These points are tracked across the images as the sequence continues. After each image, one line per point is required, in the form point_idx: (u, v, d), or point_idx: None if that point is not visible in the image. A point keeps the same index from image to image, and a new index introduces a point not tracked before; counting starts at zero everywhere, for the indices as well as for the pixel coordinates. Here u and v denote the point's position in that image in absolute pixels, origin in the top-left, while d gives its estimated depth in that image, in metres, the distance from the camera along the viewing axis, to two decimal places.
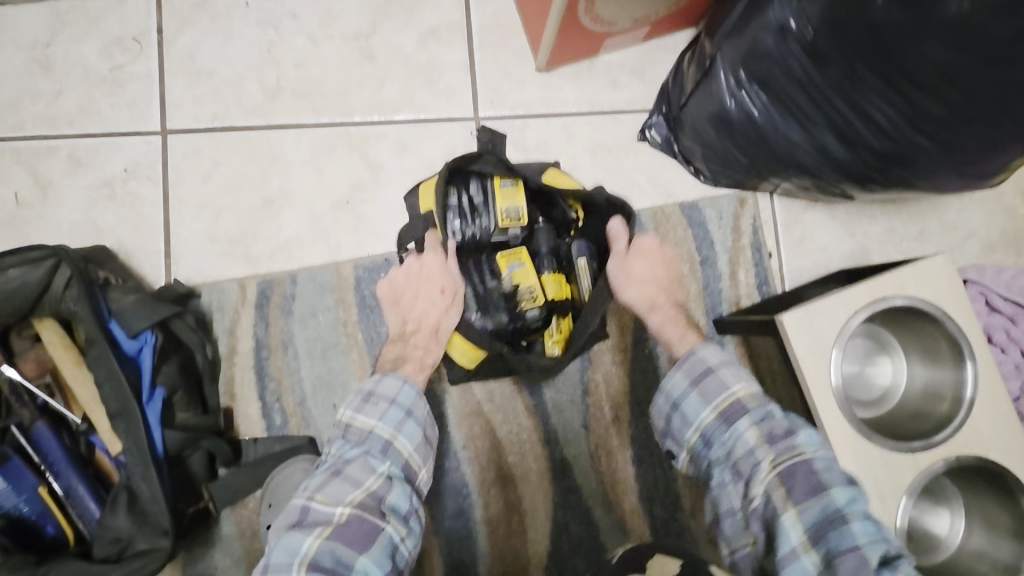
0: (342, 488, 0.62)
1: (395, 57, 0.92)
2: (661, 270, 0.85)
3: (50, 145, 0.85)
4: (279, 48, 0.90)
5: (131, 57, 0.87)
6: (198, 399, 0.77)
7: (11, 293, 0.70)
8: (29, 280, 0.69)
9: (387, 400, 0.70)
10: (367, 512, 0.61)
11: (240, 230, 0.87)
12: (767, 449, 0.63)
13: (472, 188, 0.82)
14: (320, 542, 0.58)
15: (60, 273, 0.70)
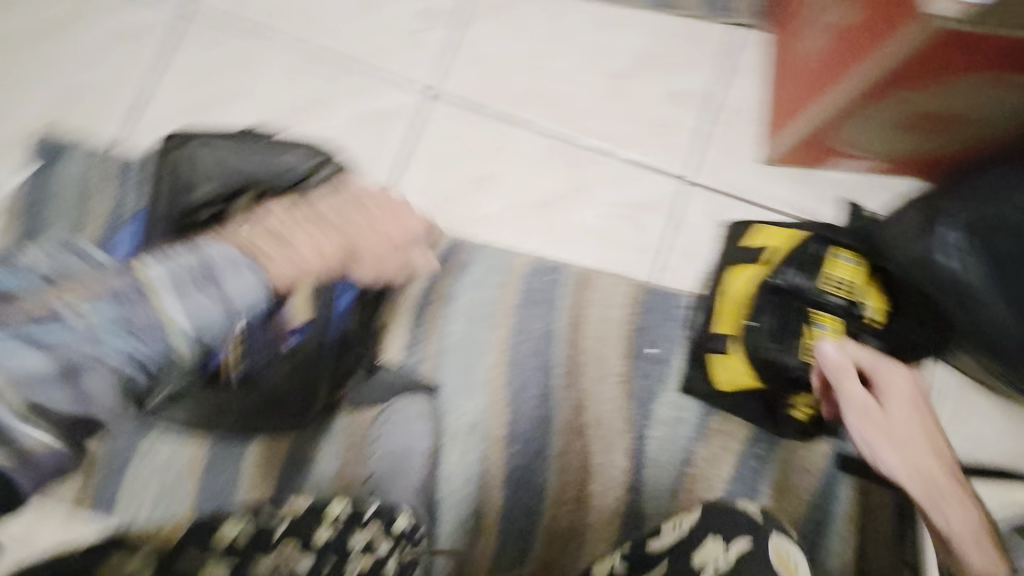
0: (174, 291, 0.62)
1: (640, 103, 1.01)
2: (900, 409, 0.77)
3: (346, 69, 1.03)
4: (549, 61, 1.03)
5: (434, 26, 1.04)
6: (368, 309, 0.90)
7: (282, 169, 0.85)
8: (298, 166, 0.85)
9: (225, 282, 0.66)
10: (145, 338, 0.60)
11: (454, 192, 0.99)
12: None
13: (811, 249, 0.80)
14: (157, 301, 0.61)
15: (322, 170, 0.86)
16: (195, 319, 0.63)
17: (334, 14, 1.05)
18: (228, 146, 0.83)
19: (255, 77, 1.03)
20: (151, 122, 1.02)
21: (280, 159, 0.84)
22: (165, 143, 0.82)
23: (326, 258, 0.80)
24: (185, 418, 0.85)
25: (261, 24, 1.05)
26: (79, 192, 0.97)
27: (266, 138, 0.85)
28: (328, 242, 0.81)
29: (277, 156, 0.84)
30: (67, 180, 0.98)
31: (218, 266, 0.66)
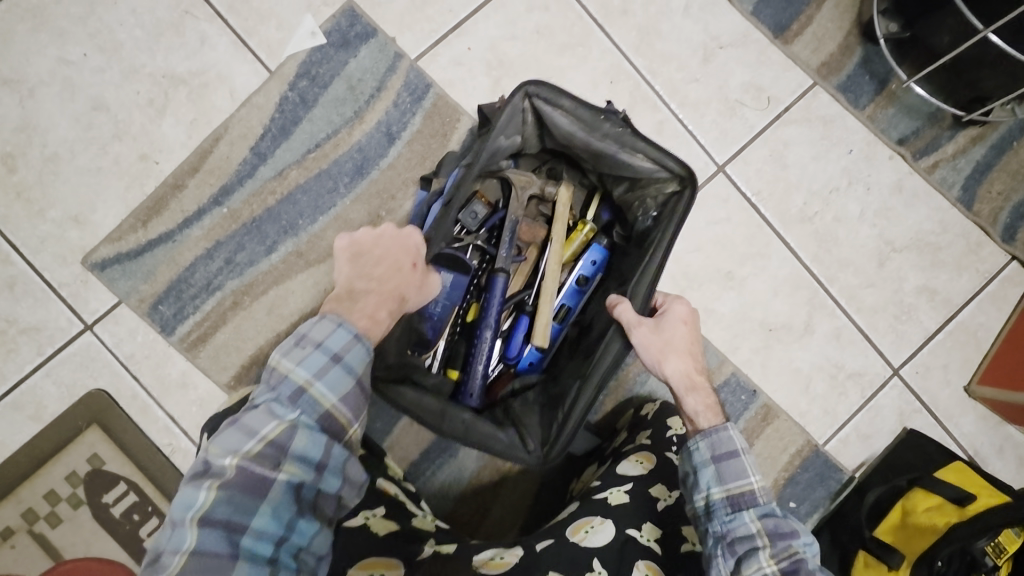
0: (736, 472, 0.68)
1: (894, 281, 1.01)
2: (691, 343, 0.79)
3: (655, 102, 0.98)
4: (837, 198, 1.01)
5: (754, 106, 1.00)
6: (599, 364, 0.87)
7: (620, 165, 0.81)
8: (644, 170, 0.80)
9: (723, 448, 0.69)
10: (728, 462, 0.69)
11: (696, 273, 0.97)
12: (768, 542, 0.63)
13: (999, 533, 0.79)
14: (754, 511, 0.66)
15: (664, 187, 0.80)
16: (732, 476, 0.68)
17: (670, 40, 0.98)
18: (581, 125, 0.80)
19: (568, 61, 0.96)
20: (448, 49, 0.94)
21: (626, 155, 0.79)
22: (518, 91, 0.76)
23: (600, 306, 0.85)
24: (420, 413, 0.75)
25: (596, 9, 0.97)
26: (357, 87, 0.91)
27: (625, 126, 0.78)
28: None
29: (624, 153, 0.80)
30: (350, 67, 0.91)
31: (717, 456, 0.69)
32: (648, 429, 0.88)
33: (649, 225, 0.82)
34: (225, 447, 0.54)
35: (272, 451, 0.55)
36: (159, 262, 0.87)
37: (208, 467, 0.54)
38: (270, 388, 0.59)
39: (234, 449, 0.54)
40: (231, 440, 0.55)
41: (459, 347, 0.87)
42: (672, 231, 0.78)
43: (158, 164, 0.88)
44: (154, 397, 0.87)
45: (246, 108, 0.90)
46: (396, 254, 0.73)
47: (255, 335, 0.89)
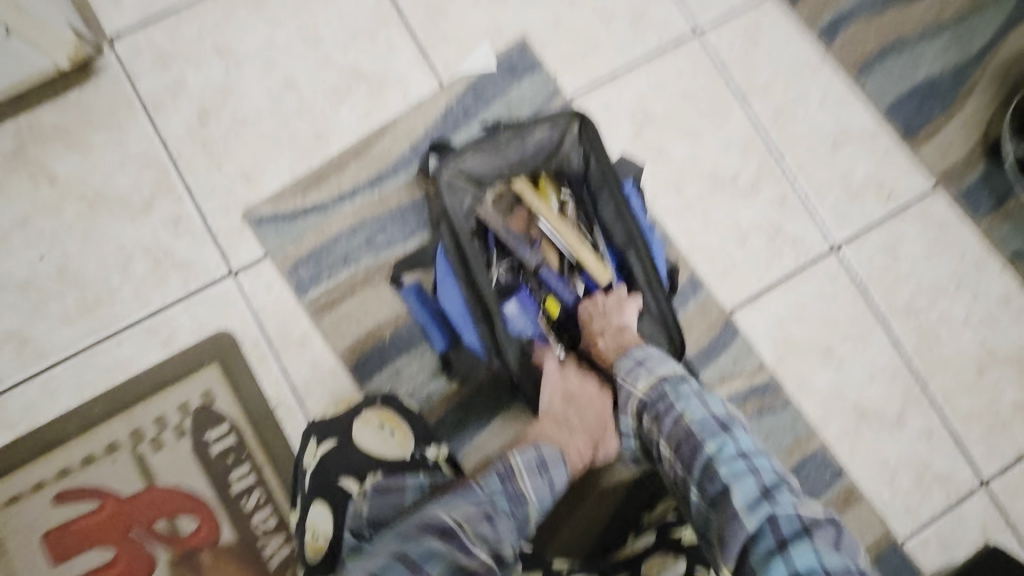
0: (625, 389, 0.79)
1: (992, 392, 1.01)
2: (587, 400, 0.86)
3: (781, 176, 1.04)
4: (943, 299, 1.03)
5: (874, 197, 1.04)
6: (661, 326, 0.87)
7: (531, 152, 0.87)
8: (548, 139, 0.86)
9: (620, 375, 0.80)
10: (624, 387, 0.79)
11: (797, 341, 1.00)
12: (659, 434, 0.73)
13: None
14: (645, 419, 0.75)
15: (570, 132, 0.86)
16: (624, 396, 0.79)
17: (802, 124, 1.05)
18: (488, 153, 0.85)
19: (707, 124, 1.04)
20: (601, 93, 1.03)
21: (531, 137, 0.85)
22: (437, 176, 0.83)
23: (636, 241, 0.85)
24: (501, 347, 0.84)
25: (739, 84, 1.06)
26: (515, 110, 1.01)
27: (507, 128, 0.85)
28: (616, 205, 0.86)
29: (528, 134, 0.85)
30: (512, 94, 1.01)
31: (621, 379, 0.80)
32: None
33: (593, 174, 0.86)
34: (475, 524, 0.62)
35: (500, 556, 0.62)
36: (309, 229, 0.95)
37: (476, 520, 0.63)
38: (507, 486, 0.70)
39: (481, 532, 0.61)
40: (488, 522, 0.63)
41: (577, 332, 0.91)
42: (611, 165, 0.85)
43: (327, 144, 0.98)
44: (273, 350, 0.93)
45: (415, 111, 1.00)
46: (591, 412, 0.85)
47: (376, 312, 0.94)
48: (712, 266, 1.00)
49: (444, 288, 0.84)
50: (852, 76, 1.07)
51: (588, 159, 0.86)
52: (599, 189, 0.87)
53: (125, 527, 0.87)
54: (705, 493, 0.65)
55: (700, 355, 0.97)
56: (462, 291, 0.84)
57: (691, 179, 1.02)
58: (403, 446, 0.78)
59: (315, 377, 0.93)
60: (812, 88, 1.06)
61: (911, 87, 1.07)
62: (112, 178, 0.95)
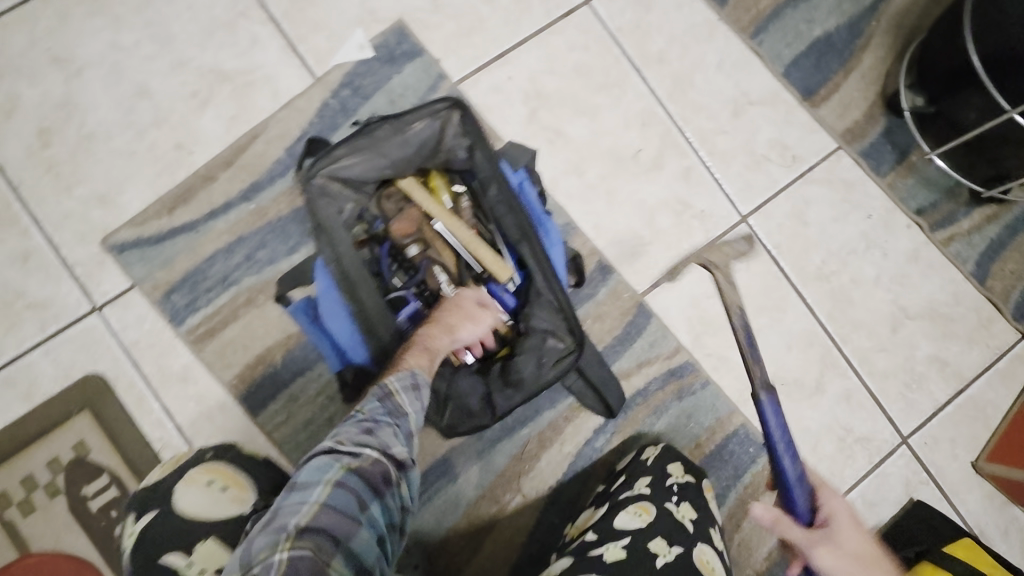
0: None
1: (907, 348, 1.02)
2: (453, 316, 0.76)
3: (685, 149, 1.00)
4: (854, 260, 1.02)
5: (779, 162, 1.02)
6: (563, 324, 0.78)
7: (413, 147, 0.77)
8: (430, 131, 0.77)
9: None
10: None
11: (713, 318, 0.97)
12: None
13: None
14: None
15: (453, 122, 0.77)
16: None
17: (703, 92, 1.02)
18: (366, 153, 0.75)
19: (605, 99, 0.99)
20: (490, 76, 0.97)
21: (409, 130, 0.76)
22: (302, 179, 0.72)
23: (523, 228, 0.78)
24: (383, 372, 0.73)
25: (634, 55, 1.01)
26: (398, 101, 0.93)
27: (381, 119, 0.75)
28: (506, 195, 0.79)
29: (408, 128, 0.76)
30: (393, 83, 0.93)
31: None
32: (647, 474, 0.84)
33: (481, 166, 0.79)
34: (359, 440, 0.55)
35: (383, 464, 0.55)
36: (179, 251, 0.86)
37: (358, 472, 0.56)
38: (393, 413, 0.60)
39: (360, 448, 0.55)
40: (371, 437, 0.56)
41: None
42: (491, 154, 0.79)
43: (191, 155, 0.89)
44: (152, 387, 0.84)
45: (287, 110, 0.91)
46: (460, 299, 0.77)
47: (264, 334, 0.86)
48: (621, 249, 0.96)
49: (326, 305, 0.74)
50: (749, 38, 1.03)
51: (476, 150, 0.78)
52: (489, 181, 0.79)
53: None
54: None
55: (614, 344, 0.94)
56: (347, 304, 0.73)
57: (591, 159, 0.98)
58: (238, 500, 0.62)
59: (204, 412, 0.85)
60: (709, 53, 1.02)
61: (808, 45, 1.04)
62: None
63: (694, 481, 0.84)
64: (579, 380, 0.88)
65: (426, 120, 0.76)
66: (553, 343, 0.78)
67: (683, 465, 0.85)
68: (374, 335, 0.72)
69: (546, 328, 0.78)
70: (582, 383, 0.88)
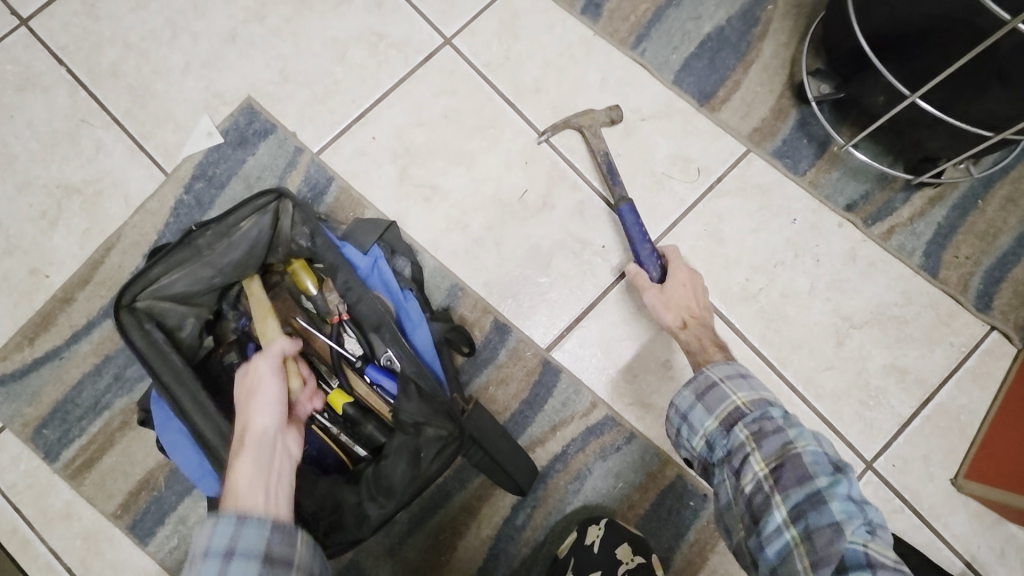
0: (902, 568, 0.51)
1: (858, 361, 0.91)
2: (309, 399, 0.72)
3: (576, 181, 0.91)
4: (783, 272, 0.92)
5: (683, 178, 0.92)
6: (440, 411, 0.73)
7: (247, 248, 0.73)
8: (261, 228, 0.73)
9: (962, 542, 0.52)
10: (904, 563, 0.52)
11: (630, 362, 0.88)
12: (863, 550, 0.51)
13: None
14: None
15: (285, 213, 0.73)
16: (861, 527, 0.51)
17: None
18: (191, 265, 0.71)
19: (480, 143, 0.92)
20: (352, 140, 0.90)
21: (238, 232, 0.72)
22: (121, 306, 0.68)
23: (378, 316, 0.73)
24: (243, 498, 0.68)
25: (506, 89, 0.93)
26: (255, 184, 0.88)
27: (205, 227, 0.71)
28: (354, 282, 0.74)
29: (233, 231, 0.72)
30: (248, 166, 0.88)
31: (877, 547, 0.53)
32: (599, 566, 0.78)
33: (325, 254, 0.74)
34: None
35: None
36: (45, 382, 0.82)
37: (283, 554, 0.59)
38: None
39: None
40: None
41: (368, 429, 0.79)
42: (332, 242, 0.74)
43: (47, 278, 0.85)
44: (36, 529, 0.81)
45: (140, 214, 0.86)
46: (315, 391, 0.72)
47: (145, 457, 0.82)
48: (518, 303, 0.89)
49: (167, 436, 0.68)
50: (630, 47, 0.94)
51: (315, 239, 0.74)
52: (335, 268, 0.73)
53: None
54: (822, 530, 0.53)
55: (523, 409, 0.86)
56: (188, 432, 0.67)
57: (474, 210, 0.90)
58: None
59: (91, 548, 0.81)
60: (590, 71, 0.94)
61: (698, 44, 0.95)
62: None
63: (646, 563, 0.79)
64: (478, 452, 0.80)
65: (255, 219, 0.73)
66: (430, 433, 0.72)
67: (632, 544, 0.79)
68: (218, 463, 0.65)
69: (421, 417, 0.72)
70: (487, 457, 0.80)
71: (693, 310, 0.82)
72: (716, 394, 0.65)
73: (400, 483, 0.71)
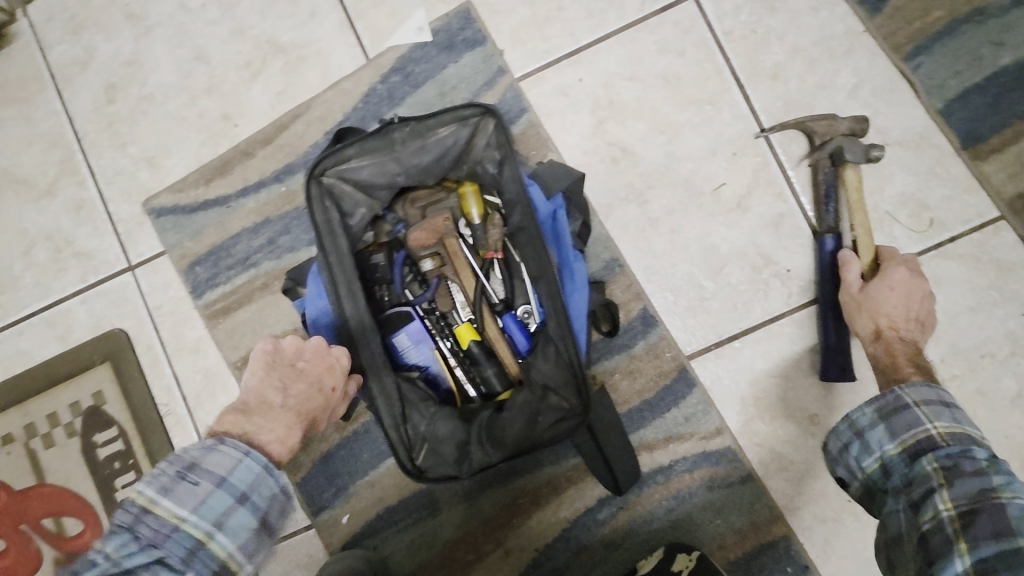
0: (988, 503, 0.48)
1: None
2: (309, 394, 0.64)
3: (782, 189, 0.81)
4: (989, 366, 0.78)
5: (908, 224, 0.79)
6: (571, 383, 0.69)
7: (438, 156, 0.69)
8: (456, 139, 0.68)
9: None
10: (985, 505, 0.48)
11: (774, 402, 0.80)
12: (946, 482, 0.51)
13: None
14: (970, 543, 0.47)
15: (484, 131, 0.68)
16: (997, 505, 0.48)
17: None
18: (380, 156, 0.68)
19: (691, 117, 0.82)
20: (557, 74, 0.83)
21: (434, 137, 0.67)
22: (306, 178, 0.66)
23: (544, 268, 0.68)
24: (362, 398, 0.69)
25: (739, 66, 0.82)
26: (448, 94, 0.84)
27: (404, 121, 0.66)
28: (529, 224, 0.69)
29: (430, 134, 0.67)
30: (447, 73, 0.84)
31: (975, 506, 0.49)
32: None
33: (508, 187, 0.69)
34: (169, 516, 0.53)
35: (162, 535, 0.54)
36: (209, 224, 0.86)
37: (199, 470, 0.55)
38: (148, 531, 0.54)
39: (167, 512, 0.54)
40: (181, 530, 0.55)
41: (488, 373, 0.76)
42: (520, 176, 0.69)
43: (236, 127, 0.87)
44: (168, 352, 0.86)
45: (333, 91, 0.85)
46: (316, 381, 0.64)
47: (274, 323, 0.84)
48: (675, 299, 0.81)
49: (313, 314, 0.69)
50: (900, 58, 0.80)
51: (504, 168, 0.69)
52: (513, 203, 0.69)
53: (16, 520, 0.86)
54: (891, 439, 0.58)
55: (643, 408, 0.80)
56: (334, 316, 0.68)
57: (660, 186, 0.82)
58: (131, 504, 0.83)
59: (207, 388, 0.85)
60: (841, 72, 0.81)
61: (986, 75, 0.79)
62: (19, 157, 0.89)
63: None
64: (588, 438, 0.75)
65: (456, 128, 0.67)
66: (553, 401, 0.69)
67: None
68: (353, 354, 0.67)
69: (551, 381, 0.69)
70: (592, 443, 0.75)
71: (895, 319, 0.68)
72: (906, 418, 0.58)
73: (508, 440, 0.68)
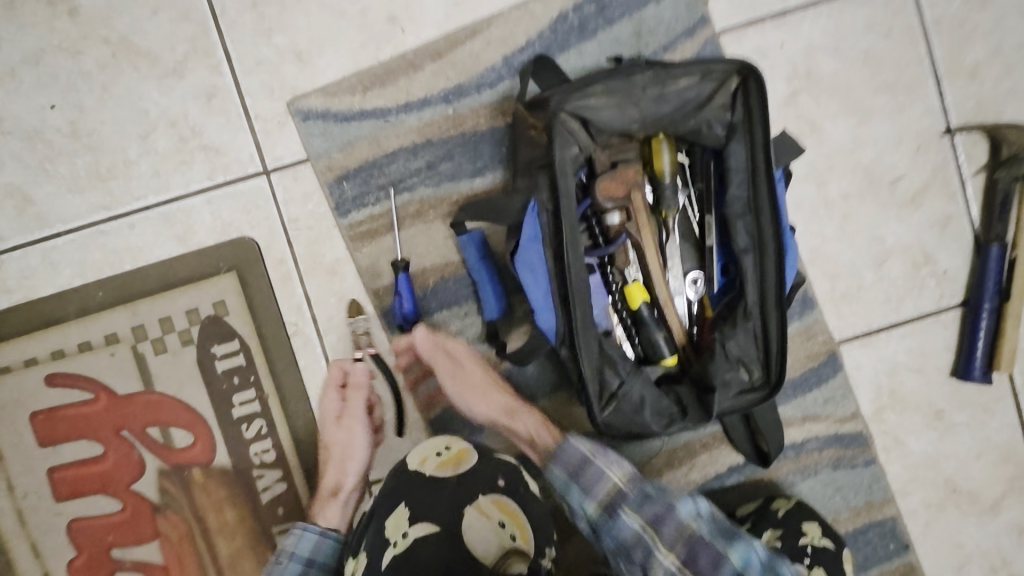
0: None
1: None
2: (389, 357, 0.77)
3: (955, 192, 0.81)
4: None
5: None
6: (765, 360, 0.68)
7: (673, 105, 0.68)
8: (697, 92, 0.67)
9: None
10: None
11: (905, 395, 0.83)
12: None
13: None
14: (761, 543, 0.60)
15: (725, 90, 0.67)
16: None
17: None
18: (620, 99, 0.68)
19: (884, 103, 0.80)
20: (757, 35, 0.79)
21: (671, 87, 0.67)
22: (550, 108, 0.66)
23: (759, 242, 0.67)
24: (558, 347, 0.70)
25: (941, 58, 0.80)
26: (644, 37, 0.78)
27: (649, 66, 0.67)
28: (749, 197, 0.67)
29: (671, 83, 0.67)
30: (646, 13, 0.78)
31: None
32: (778, 527, 0.77)
33: (733, 154, 0.68)
34: (289, 546, 0.69)
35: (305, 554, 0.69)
36: (362, 136, 0.78)
37: (309, 540, 0.69)
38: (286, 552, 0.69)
39: (293, 545, 0.69)
40: (303, 543, 0.69)
41: (655, 336, 0.71)
42: (756, 144, 0.66)
43: (402, 32, 0.78)
44: (302, 270, 0.80)
45: (519, 11, 0.78)
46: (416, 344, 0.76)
47: (425, 252, 0.79)
48: (834, 286, 0.82)
49: (525, 255, 0.67)
50: None
51: (735, 132, 0.67)
52: (735, 173, 0.68)
53: (117, 426, 0.80)
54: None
55: (787, 387, 0.82)
56: (547, 260, 0.67)
57: (841, 171, 0.81)
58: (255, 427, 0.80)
59: (342, 312, 0.80)
60: None
61: None
62: (140, 24, 0.78)
63: (832, 547, 0.76)
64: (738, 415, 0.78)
65: (698, 83, 0.67)
66: (741, 374, 0.69)
67: (821, 525, 0.77)
68: (568, 305, 0.66)
69: (745, 357, 0.69)
70: (741, 419, 0.77)
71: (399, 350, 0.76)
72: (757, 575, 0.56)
73: (691, 404, 0.69)
